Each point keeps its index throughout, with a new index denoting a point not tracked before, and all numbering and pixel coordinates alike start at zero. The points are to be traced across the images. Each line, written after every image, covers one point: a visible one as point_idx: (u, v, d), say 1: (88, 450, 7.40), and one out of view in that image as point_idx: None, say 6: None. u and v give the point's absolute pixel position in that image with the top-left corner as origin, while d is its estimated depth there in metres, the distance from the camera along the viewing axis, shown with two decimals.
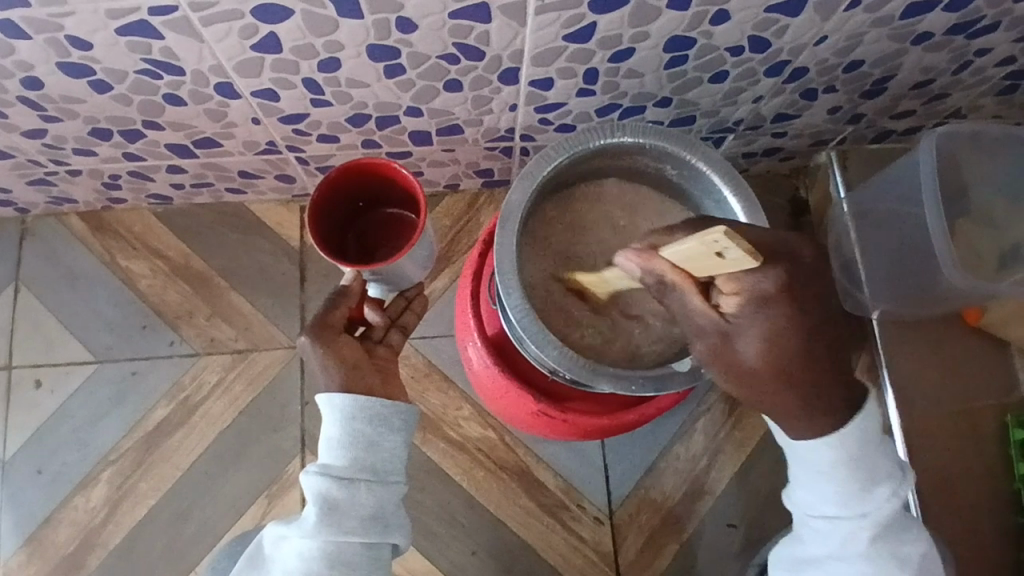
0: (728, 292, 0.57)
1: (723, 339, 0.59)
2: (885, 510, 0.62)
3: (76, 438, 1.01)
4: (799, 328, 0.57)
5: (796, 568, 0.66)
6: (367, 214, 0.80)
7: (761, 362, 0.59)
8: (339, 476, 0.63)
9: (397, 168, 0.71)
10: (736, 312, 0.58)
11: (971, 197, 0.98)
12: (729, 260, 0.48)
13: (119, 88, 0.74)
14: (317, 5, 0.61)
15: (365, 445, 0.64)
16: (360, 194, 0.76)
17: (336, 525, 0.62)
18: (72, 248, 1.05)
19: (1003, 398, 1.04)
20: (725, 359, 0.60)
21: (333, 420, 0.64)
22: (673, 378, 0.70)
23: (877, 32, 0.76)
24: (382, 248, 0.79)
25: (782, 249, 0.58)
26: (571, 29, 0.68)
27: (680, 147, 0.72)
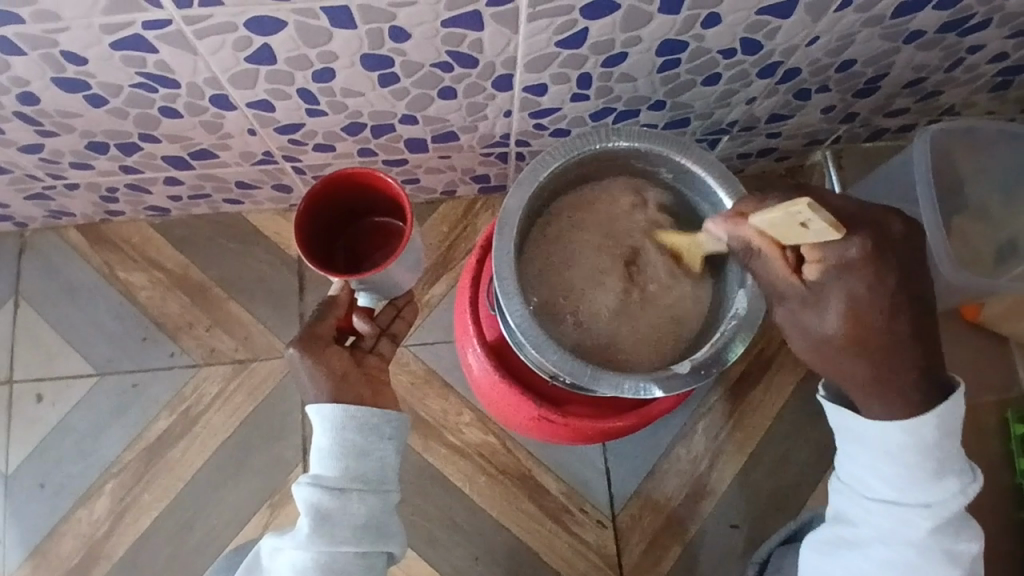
0: (812, 261, 0.57)
1: (808, 307, 0.59)
2: (949, 503, 0.61)
3: (78, 451, 1.01)
4: (884, 292, 0.57)
5: (838, 551, 0.64)
6: (355, 222, 0.80)
7: (844, 331, 0.58)
8: (330, 487, 0.64)
9: (385, 179, 0.71)
10: (819, 279, 0.57)
11: (967, 193, 0.98)
12: (811, 232, 0.51)
13: (115, 101, 0.74)
14: (310, 16, 0.62)
15: (355, 454, 0.65)
16: (350, 201, 0.76)
17: (328, 534, 0.63)
18: (71, 262, 1.05)
19: (1004, 393, 1.05)
20: (801, 328, 0.60)
21: (324, 431, 0.65)
22: (671, 380, 0.70)
23: (868, 31, 0.76)
24: (371, 255, 0.78)
25: (866, 219, 0.59)
26: (563, 35, 0.69)
27: (674, 149, 0.73)
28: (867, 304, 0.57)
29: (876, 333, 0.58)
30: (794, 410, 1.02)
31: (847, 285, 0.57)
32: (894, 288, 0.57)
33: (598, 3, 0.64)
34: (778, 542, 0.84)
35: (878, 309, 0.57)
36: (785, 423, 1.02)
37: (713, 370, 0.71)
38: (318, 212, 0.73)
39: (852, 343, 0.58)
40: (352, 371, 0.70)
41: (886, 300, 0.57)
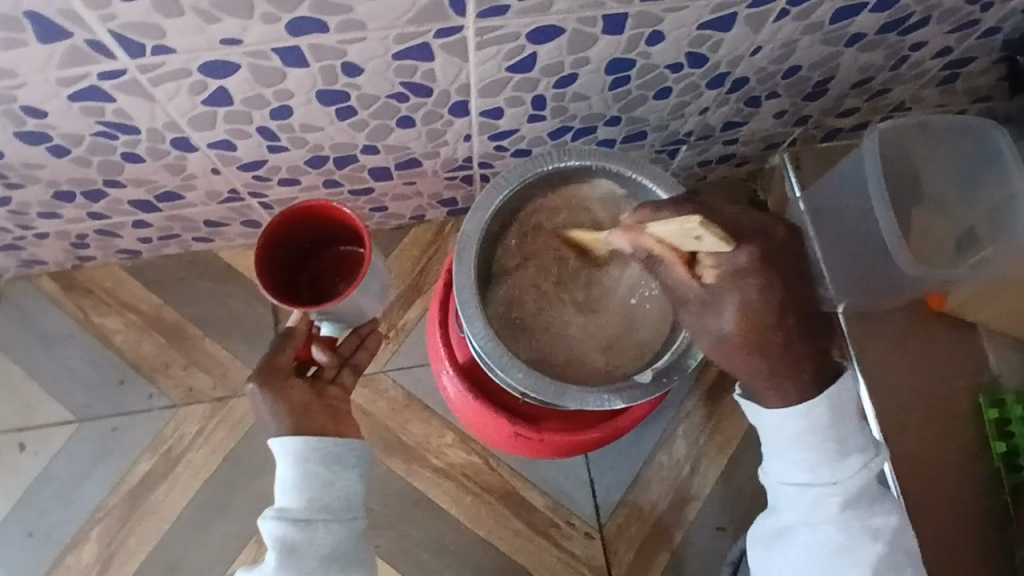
0: (708, 265, 0.59)
1: (709, 311, 0.62)
2: (857, 479, 0.65)
3: (60, 500, 1.00)
4: (767, 297, 0.59)
5: (773, 540, 0.68)
6: (317, 254, 0.81)
7: (738, 328, 0.61)
8: (295, 518, 0.65)
9: (341, 211, 0.73)
10: (716, 283, 0.60)
11: (922, 186, 1.01)
12: (705, 243, 0.54)
13: (77, 151, 0.75)
14: (262, 57, 0.63)
15: (318, 485, 0.66)
16: (311, 233, 0.77)
17: (296, 565, 0.65)
18: (44, 310, 1.05)
19: (974, 378, 1.07)
20: (705, 329, 0.63)
21: (286, 465, 0.66)
22: (638, 389, 0.72)
23: (810, 38, 0.79)
24: (336, 285, 0.79)
25: (757, 228, 0.62)
26: (513, 60, 0.70)
27: (625, 166, 0.75)
28: (752, 306, 0.60)
29: (773, 338, 0.61)
30: None
31: (737, 287, 0.59)
32: (790, 285, 0.60)
33: (543, 29, 0.66)
34: (746, 543, 0.88)
35: (769, 304, 0.60)
36: None
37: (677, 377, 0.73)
38: (280, 246, 0.75)
39: (751, 341, 0.61)
40: (314, 404, 0.71)
41: (774, 297, 0.59)
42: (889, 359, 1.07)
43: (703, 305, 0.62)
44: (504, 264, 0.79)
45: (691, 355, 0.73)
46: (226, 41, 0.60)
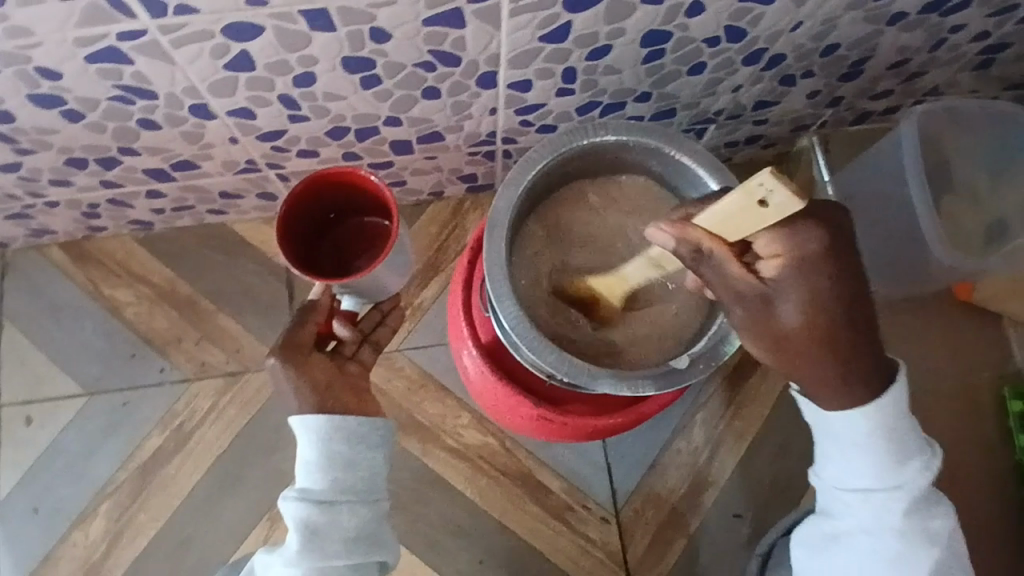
0: (770, 255, 0.53)
1: (763, 307, 0.55)
2: (917, 483, 0.64)
3: (71, 473, 0.99)
4: (840, 298, 0.54)
5: (824, 546, 0.67)
6: (338, 220, 0.78)
7: (804, 325, 0.55)
8: (319, 499, 0.64)
9: (370, 180, 0.70)
10: (777, 275, 0.53)
11: (955, 172, 0.98)
12: (772, 210, 0.46)
13: (92, 116, 0.72)
14: (288, 20, 0.61)
15: (342, 466, 0.64)
16: (334, 200, 0.74)
17: (320, 547, 0.63)
18: (54, 280, 1.03)
19: (999, 370, 1.05)
20: (762, 330, 0.56)
21: (309, 444, 0.64)
22: (672, 375, 0.70)
23: (852, 14, 0.76)
24: (359, 254, 0.77)
25: (828, 212, 0.55)
26: (546, 30, 0.68)
27: (662, 142, 0.72)
28: (811, 301, 0.54)
29: (840, 336, 0.56)
30: (792, 397, 1.02)
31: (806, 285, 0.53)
32: (857, 275, 0.55)
33: None
34: (780, 534, 0.86)
35: (833, 298, 0.54)
36: (783, 410, 1.02)
37: (711, 364, 0.71)
38: (298, 213, 0.71)
39: (813, 343, 0.56)
40: (335, 380, 0.70)
41: (842, 287, 0.54)
42: (913, 349, 1.05)
43: (761, 305, 0.55)
44: (530, 243, 0.77)
45: (726, 342, 0.71)
46: (252, 2, 0.57)
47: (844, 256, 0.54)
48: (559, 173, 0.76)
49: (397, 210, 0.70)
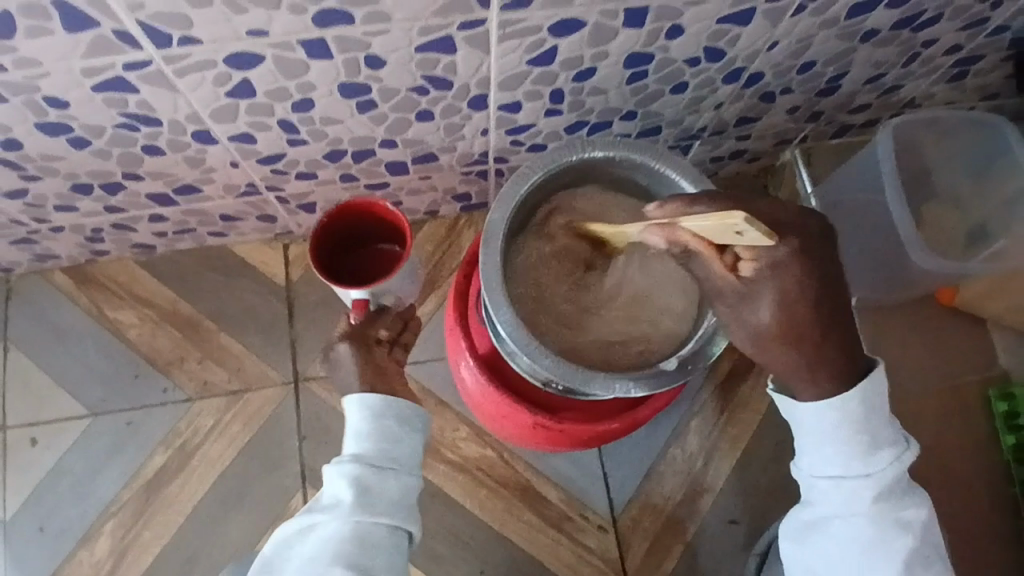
0: (746, 259, 0.59)
1: (743, 303, 0.61)
2: (889, 472, 0.64)
3: (76, 493, 1.00)
4: (807, 290, 0.60)
5: (804, 534, 0.67)
6: (354, 251, 0.82)
7: (778, 321, 0.61)
8: (367, 461, 0.65)
9: (384, 204, 0.75)
10: (752, 277, 0.60)
11: (933, 181, 1.02)
12: (747, 239, 0.52)
13: (98, 143, 0.75)
14: (287, 49, 0.64)
15: (392, 436, 0.67)
16: (348, 229, 0.78)
17: (365, 506, 0.64)
18: (58, 304, 1.05)
19: (985, 372, 1.08)
20: (739, 319, 0.62)
21: (362, 414, 0.67)
22: (662, 377, 0.72)
23: (825, 33, 0.79)
24: (377, 275, 0.80)
25: (793, 220, 0.61)
26: (533, 54, 0.71)
27: (649, 155, 0.75)
28: (784, 293, 0.59)
29: (813, 332, 0.61)
30: None
31: (777, 280, 0.59)
32: (824, 276, 0.60)
33: (565, 22, 0.67)
34: (775, 534, 0.89)
35: (801, 293, 0.60)
36: (776, 417, 1.04)
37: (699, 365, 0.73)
38: (325, 236, 0.76)
39: (786, 336, 0.61)
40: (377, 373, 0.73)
41: (807, 286, 0.60)
42: (900, 354, 1.08)
43: (740, 300, 0.61)
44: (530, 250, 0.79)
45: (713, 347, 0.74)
46: (252, 32, 0.61)
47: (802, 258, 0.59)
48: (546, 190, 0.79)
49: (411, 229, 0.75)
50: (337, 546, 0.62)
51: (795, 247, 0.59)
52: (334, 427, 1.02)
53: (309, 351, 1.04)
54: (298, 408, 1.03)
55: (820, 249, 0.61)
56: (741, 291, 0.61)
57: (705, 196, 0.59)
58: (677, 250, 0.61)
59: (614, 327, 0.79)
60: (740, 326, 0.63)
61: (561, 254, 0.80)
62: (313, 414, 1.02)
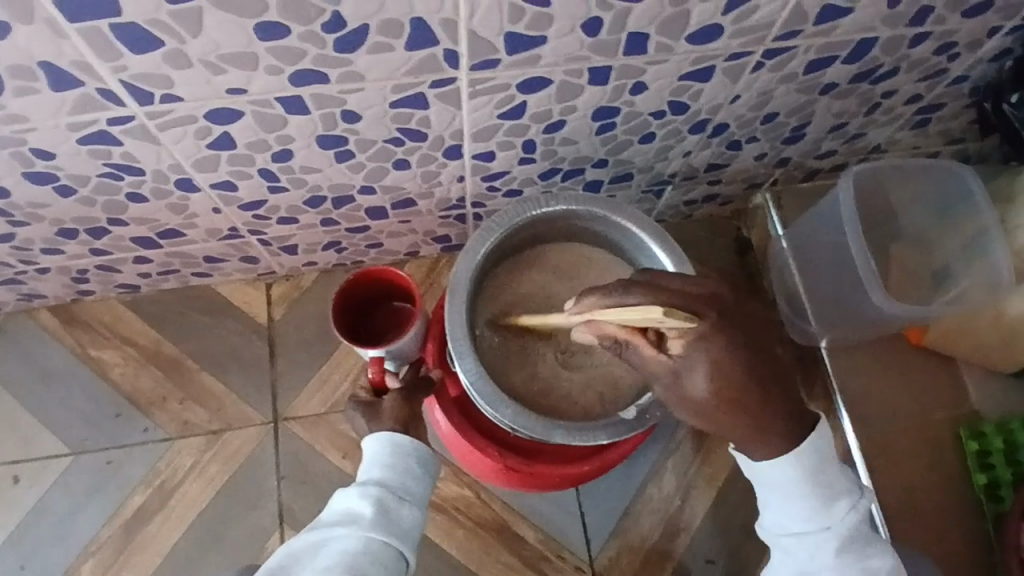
0: (674, 337, 0.58)
1: (677, 379, 0.61)
2: None
3: (54, 534, 1.00)
4: (745, 364, 0.59)
5: None
6: (369, 313, 0.91)
7: (714, 389, 0.60)
8: (385, 486, 0.68)
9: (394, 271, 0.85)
10: (684, 353, 0.59)
11: (901, 224, 1.06)
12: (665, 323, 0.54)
13: (83, 191, 0.78)
14: (265, 105, 0.67)
15: (415, 467, 0.70)
16: (366, 295, 0.89)
17: (381, 526, 0.65)
18: (43, 343, 1.06)
19: (954, 410, 1.10)
20: (678, 395, 0.62)
21: (388, 441, 0.70)
22: (622, 425, 0.75)
23: (785, 87, 0.83)
24: (392, 334, 0.89)
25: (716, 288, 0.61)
26: (504, 108, 0.74)
27: (607, 209, 0.80)
28: (717, 374, 0.59)
29: (747, 397, 0.61)
30: None
31: (708, 359, 0.59)
32: (755, 341, 0.60)
33: (532, 79, 0.70)
34: None
35: (735, 365, 0.59)
36: None
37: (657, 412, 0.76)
38: (340, 307, 0.85)
39: (728, 407, 0.61)
40: (414, 419, 0.75)
41: (740, 356, 0.59)
42: (872, 391, 1.10)
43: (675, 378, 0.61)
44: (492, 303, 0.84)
45: None
46: (232, 91, 0.64)
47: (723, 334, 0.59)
48: (512, 244, 0.83)
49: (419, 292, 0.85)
50: (350, 560, 0.62)
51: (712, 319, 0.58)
52: (313, 466, 1.03)
53: (290, 390, 1.06)
54: (278, 447, 1.04)
55: (748, 318, 0.60)
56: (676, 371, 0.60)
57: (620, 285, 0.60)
58: (609, 340, 0.61)
59: (583, 374, 0.82)
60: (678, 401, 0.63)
61: (527, 305, 0.84)
62: (293, 453, 1.03)
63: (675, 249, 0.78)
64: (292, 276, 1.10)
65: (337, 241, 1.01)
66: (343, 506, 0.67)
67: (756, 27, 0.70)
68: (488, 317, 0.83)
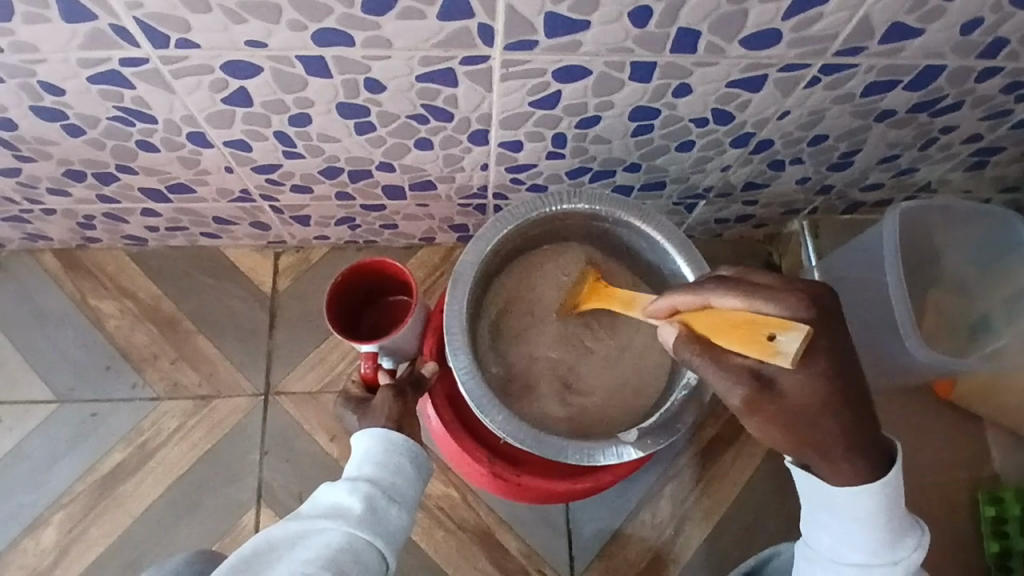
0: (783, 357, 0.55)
1: (763, 391, 0.56)
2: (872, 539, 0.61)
3: (29, 479, 0.98)
4: (833, 371, 0.55)
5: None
6: (369, 307, 0.87)
7: (803, 398, 0.56)
8: (376, 484, 0.63)
9: (391, 263, 0.81)
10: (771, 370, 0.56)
11: (942, 267, 0.99)
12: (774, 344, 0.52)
13: (92, 133, 0.75)
14: (284, 63, 0.63)
15: (410, 469, 0.66)
16: (365, 288, 0.85)
17: (366, 525, 0.60)
18: (43, 286, 1.04)
19: (975, 472, 1.03)
20: (774, 410, 0.56)
21: (382, 438, 0.66)
22: (620, 448, 0.72)
23: (838, 108, 0.78)
24: (392, 329, 0.85)
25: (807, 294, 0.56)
26: (537, 96, 0.70)
27: (632, 214, 0.75)
28: (804, 386, 0.55)
29: (824, 414, 0.57)
30: (763, 478, 1.01)
31: (802, 367, 0.55)
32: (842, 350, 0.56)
33: (568, 68, 0.66)
34: None
35: (831, 372, 0.55)
36: (753, 492, 1.00)
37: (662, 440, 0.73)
38: (338, 301, 0.81)
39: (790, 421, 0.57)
40: (408, 418, 0.70)
41: (833, 364, 0.55)
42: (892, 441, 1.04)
43: (758, 385, 0.56)
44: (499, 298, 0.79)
45: (678, 420, 0.74)
46: (251, 43, 0.60)
47: (824, 341, 0.55)
48: (530, 239, 0.79)
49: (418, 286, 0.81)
50: (331, 555, 0.56)
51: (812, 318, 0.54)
52: (298, 446, 1.00)
53: (285, 364, 1.03)
54: (266, 420, 1.01)
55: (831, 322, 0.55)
56: (759, 381, 0.56)
57: (728, 294, 0.56)
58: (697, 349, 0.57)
59: (588, 382, 0.79)
60: (758, 418, 0.57)
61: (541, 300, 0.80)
62: (280, 429, 1.00)
63: (698, 263, 0.75)
64: (303, 248, 1.06)
65: (350, 217, 0.97)
66: (328, 500, 0.62)
67: (817, 39, 0.65)
68: (496, 312, 0.80)
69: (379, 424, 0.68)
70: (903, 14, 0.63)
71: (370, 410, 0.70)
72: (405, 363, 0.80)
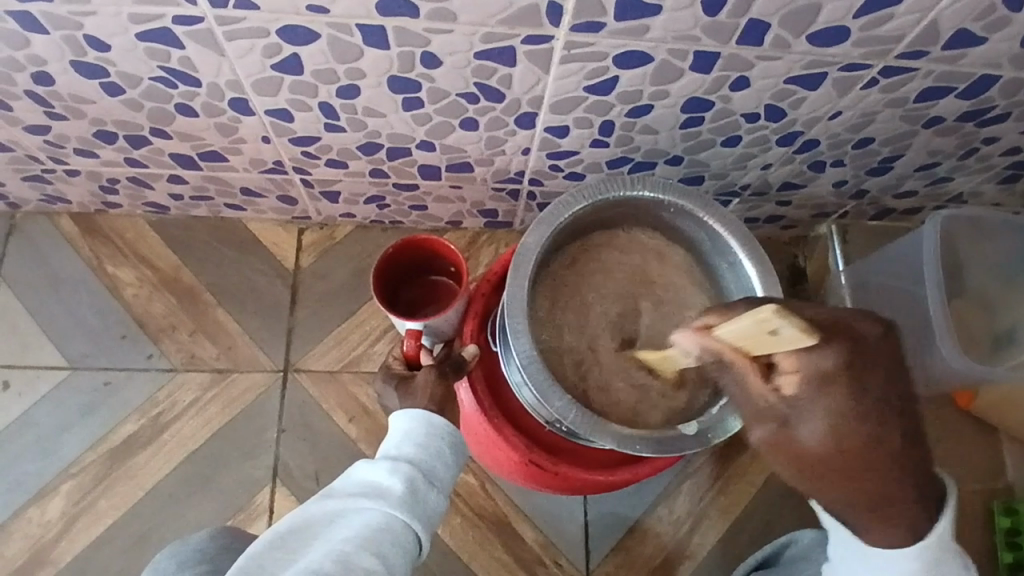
0: (788, 371, 0.49)
1: (786, 428, 0.51)
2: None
3: (39, 446, 0.96)
4: (870, 416, 0.49)
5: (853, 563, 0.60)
6: (406, 284, 0.86)
7: (832, 447, 0.50)
8: (416, 465, 0.62)
9: (440, 240, 0.79)
10: (796, 394, 0.49)
11: (968, 279, 0.97)
12: (784, 338, 0.45)
13: (131, 93, 0.73)
14: (343, 31, 0.61)
15: (449, 453, 0.64)
16: (405, 264, 0.83)
17: (406, 506, 0.59)
18: (59, 250, 1.02)
19: (989, 483, 1.04)
20: (798, 458, 0.52)
21: (421, 422, 0.64)
22: (679, 439, 0.71)
23: (890, 112, 0.77)
24: (428, 308, 0.84)
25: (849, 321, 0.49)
26: (593, 81, 0.69)
27: (698, 205, 0.75)
28: (836, 427, 0.49)
29: (874, 464, 0.51)
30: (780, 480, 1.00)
31: (829, 408, 0.49)
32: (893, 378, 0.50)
33: (631, 53, 0.64)
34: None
35: (859, 422, 0.49)
36: (770, 492, 1.00)
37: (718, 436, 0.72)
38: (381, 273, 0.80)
39: (838, 467, 0.51)
40: (448, 401, 0.69)
41: (867, 408, 0.49)
42: None
43: (779, 426, 0.51)
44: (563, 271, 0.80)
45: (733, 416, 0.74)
46: (312, 9, 0.58)
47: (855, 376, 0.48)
48: (595, 219, 0.79)
49: (465, 267, 0.80)
50: (370, 534, 0.56)
51: (845, 356, 0.48)
52: (316, 425, 0.98)
53: (305, 341, 1.01)
54: (284, 397, 0.99)
55: (883, 363, 0.49)
56: (779, 420, 0.51)
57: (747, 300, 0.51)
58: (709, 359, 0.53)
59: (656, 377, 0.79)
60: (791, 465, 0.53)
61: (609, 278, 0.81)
62: (298, 407, 0.99)
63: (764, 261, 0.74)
64: (327, 225, 1.05)
65: (380, 196, 0.95)
66: (365, 479, 0.60)
67: (882, 39, 0.64)
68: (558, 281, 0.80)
69: (420, 405, 0.67)
70: (970, 21, 0.62)
71: (411, 389, 0.69)
72: (442, 344, 0.79)
